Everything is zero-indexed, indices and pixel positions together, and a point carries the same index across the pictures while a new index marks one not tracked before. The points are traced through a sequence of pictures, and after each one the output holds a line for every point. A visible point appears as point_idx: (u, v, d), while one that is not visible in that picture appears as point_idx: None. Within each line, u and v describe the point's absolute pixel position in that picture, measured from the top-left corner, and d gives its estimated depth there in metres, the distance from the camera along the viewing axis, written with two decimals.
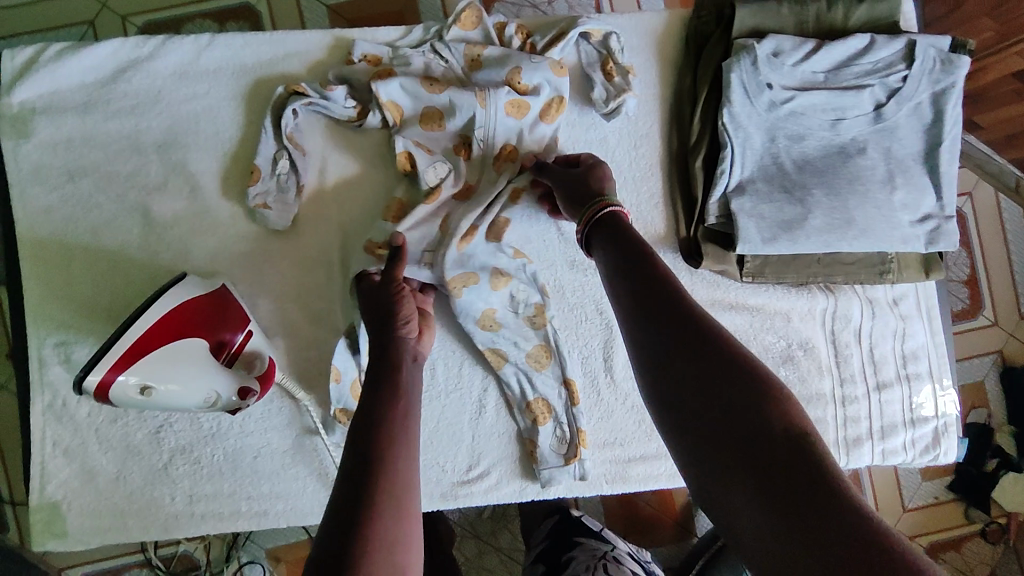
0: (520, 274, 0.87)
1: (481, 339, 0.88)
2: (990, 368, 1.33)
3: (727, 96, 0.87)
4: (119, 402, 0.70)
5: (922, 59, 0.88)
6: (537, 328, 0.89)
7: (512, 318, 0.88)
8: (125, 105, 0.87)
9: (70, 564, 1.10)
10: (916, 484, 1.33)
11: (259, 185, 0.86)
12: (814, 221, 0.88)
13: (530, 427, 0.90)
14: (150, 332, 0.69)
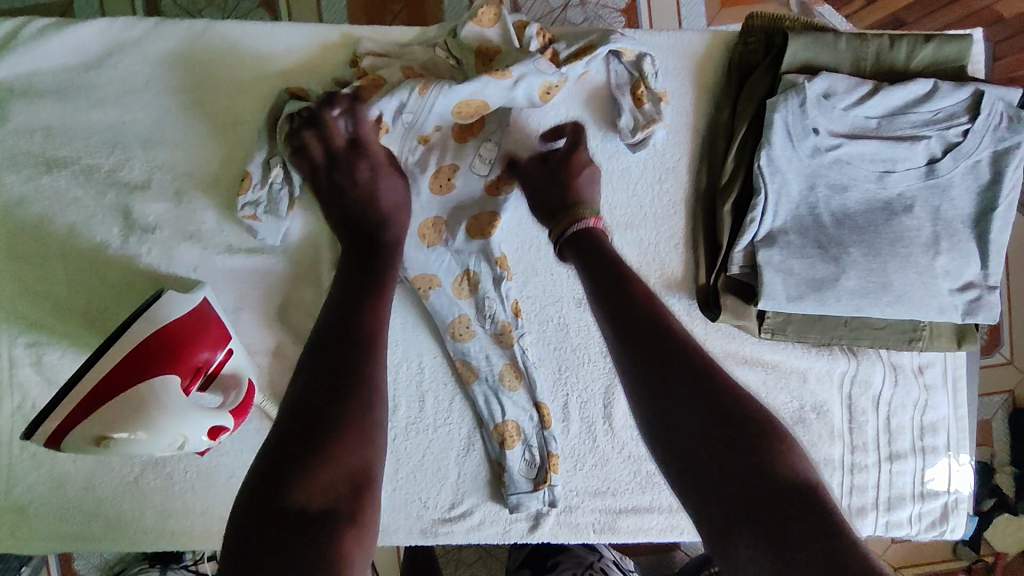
0: (488, 280, 0.81)
1: (470, 353, 0.83)
2: (998, 408, 1.37)
3: (768, 137, 0.79)
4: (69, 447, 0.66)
5: (989, 114, 0.80)
6: (503, 347, 0.83)
7: (486, 334, 0.82)
8: (111, 93, 0.80)
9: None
10: None
11: (249, 194, 0.78)
12: (847, 282, 0.81)
13: (500, 452, 0.84)
14: (104, 381, 0.64)
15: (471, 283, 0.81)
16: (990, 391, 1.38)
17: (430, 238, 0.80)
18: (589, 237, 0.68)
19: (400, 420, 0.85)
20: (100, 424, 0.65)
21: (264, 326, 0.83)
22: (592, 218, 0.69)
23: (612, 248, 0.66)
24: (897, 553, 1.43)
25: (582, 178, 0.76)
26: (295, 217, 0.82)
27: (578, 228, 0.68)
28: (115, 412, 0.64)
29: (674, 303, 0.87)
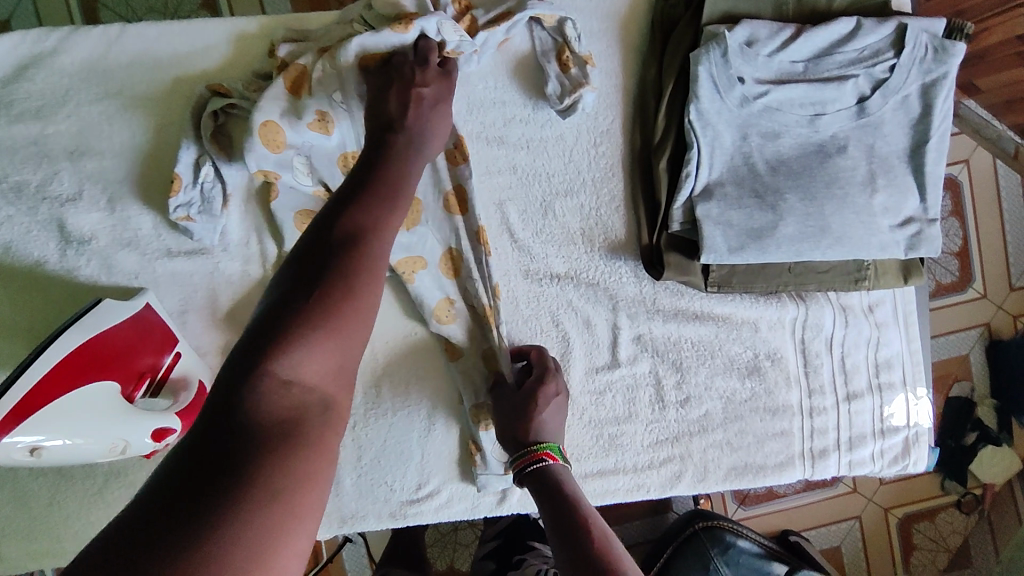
0: (470, 260, 0.82)
1: (452, 334, 0.84)
2: (975, 342, 1.39)
3: (694, 91, 0.79)
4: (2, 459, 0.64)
5: (914, 46, 0.79)
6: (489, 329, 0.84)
7: (468, 315, 0.84)
8: (30, 107, 0.79)
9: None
10: None
11: (180, 196, 0.78)
12: (786, 229, 0.81)
13: (473, 430, 0.84)
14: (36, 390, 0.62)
15: (455, 262, 0.82)
16: (965, 326, 1.38)
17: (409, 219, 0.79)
18: (545, 474, 0.71)
19: (359, 407, 0.86)
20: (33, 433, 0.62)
21: (212, 328, 0.83)
22: (546, 452, 0.73)
23: (566, 481, 0.70)
24: (888, 494, 1.45)
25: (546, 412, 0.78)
26: (230, 216, 0.82)
27: (534, 465, 0.72)
28: (51, 417, 0.63)
29: (620, 266, 0.87)
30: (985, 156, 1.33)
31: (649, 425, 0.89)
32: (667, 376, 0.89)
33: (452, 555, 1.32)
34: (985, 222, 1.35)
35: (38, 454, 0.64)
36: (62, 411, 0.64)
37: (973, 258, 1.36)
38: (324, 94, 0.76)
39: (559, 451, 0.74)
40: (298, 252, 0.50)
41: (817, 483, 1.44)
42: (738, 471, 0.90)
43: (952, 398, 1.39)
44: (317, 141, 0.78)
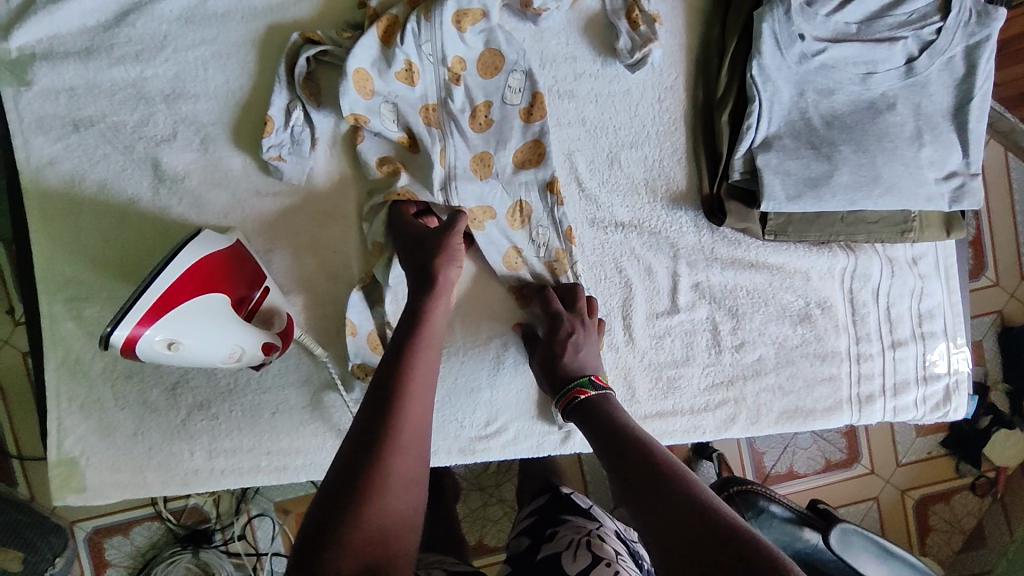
0: (539, 208, 0.87)
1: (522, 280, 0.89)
2: (989, 329, 1.45)
3: (758, 47, 0.84)
4: (141, 357, 0.65)
5: (959, 11, 0.86)
6: (557, 275, 0.89)
7: (540, 263, 0.89)
8: (130, 51, 0.84)
9: (83, 517, 1.17)
10: (911, 440, 1.48)
11: (273, 137, 0.83)
12: (840, 178, 0.86)
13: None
14: (181, 281, 0.65)
15: (524, 216, 0.87)
16: (984, 312, 1.45)
17: (481, 173, 0.86)
18: (585, 408, 0.77)
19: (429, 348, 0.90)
20: (176, 326, 0.64)
21: (294, 265, 0.87)
22: (581, 390, 0.79)
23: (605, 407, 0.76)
24: (905, 476, 1.47)
25: (569, 354, 0.83)
26: (316, 158, 0.87)
27: (572, 402, 0.78)
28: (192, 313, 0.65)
29: (681, 215, 0.92)
30: (997, 149, 1.41)
31: (705, 368, 0.93)
32: (723, 323, 0.93)
33: (482, 531, 1.36)
34: (998, 212, 1.43)
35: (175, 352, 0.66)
36: (195, 311, 0.66)
37: (986, 246, 1.44)
38: (414, 43, 0.81)
39: (591, 382, 0.80)
40: (367, 405, 0.61)
41: (836, 464, 1.47)
42: (789, 415, 0.94)
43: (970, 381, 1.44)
44: (402, 91, 0.83)
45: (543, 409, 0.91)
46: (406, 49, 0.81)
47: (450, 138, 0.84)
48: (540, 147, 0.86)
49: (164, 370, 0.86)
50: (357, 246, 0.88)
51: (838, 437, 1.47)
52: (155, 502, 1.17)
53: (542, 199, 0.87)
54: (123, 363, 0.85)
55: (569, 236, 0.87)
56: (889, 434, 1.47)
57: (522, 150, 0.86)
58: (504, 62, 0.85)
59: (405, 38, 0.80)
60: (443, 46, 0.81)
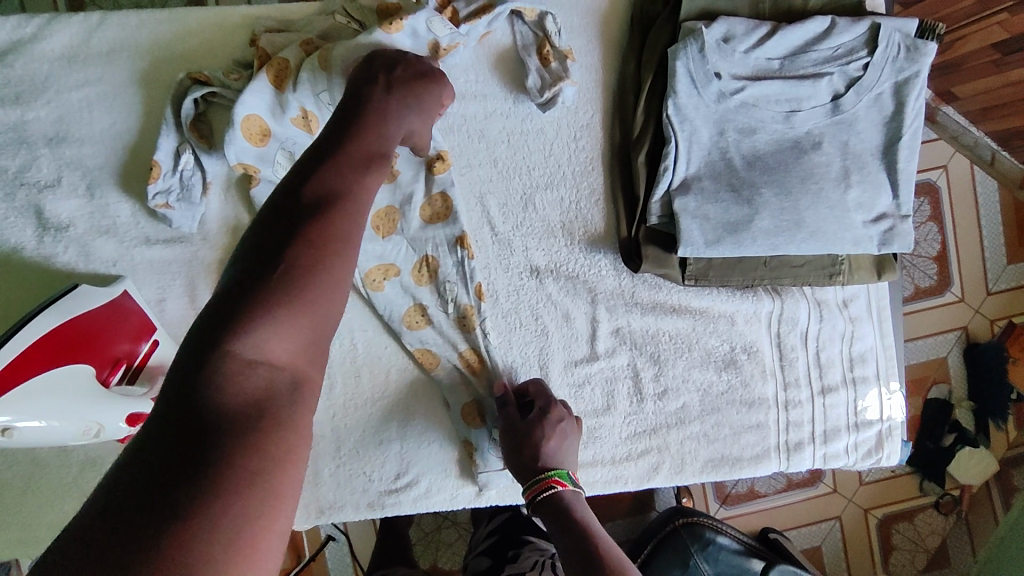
0: (448, 262, 0.82)
1: (426, 339, 0.84)
2: (953, 344, 1.38)
3: (672, 87, 0.80)
4: None
5: (886, 45, 0.81)
6: (466, 331, 0.83)
7: (447, 319, 0.83)
8: (9, 92, 0.79)
9: None
10: None
11: (159, 183, 0.78)
12: (761, 223, 0.82)
13: (466, 430, 0.86)
14: (16, 361, 0.63)
15: (431, 270, 0.82)
16: (944, 330, 1.38)
17: (384, 229, 0.80)
18: (557, 502, 0.73)
19: (337, 396, 0.86)
20: (12, 410, 0.63)
21: (191, 315, 0.83)
22: (556, 480, 0.74)
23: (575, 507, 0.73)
24: (867, 495, 1.43)
25: (551, 440, 0.79)
26: (209, 204, 0.83)
27: (544, 493, 0.74)
28: (18, 400, 0.63)
29: (599, 258, 0.88)
30: (962, 162, 1.33)
31: (627, 417, 0.90)
32: (645, 369, 0.90)
33: (435, 555, 1.23)
34: (964, 228, 1.35)
35: (40, 443, 0.66)
36: (39, 390, 0.64)
37: (951, 262, 1.36)
38: (308, 90, 0.77)
39: (567, 476, 0.75)
40: (268, 216, 0.48)
41: (800, 482, 1.43)
42: (714, 464, 0.91)
43: (932, 400, 1.39)
44: (301, 138, 0.80)
45: (460, 461, 0.88)
46: (300, 95, 0.77)
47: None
48: (446, 198, 0.82)
49: None
50: None
51: None
52: None
53: (451, 253, 0.82)
54: None
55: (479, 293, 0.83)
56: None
57: (431, 205, 0.82)
58: None
59: (299, 85, 0.76)
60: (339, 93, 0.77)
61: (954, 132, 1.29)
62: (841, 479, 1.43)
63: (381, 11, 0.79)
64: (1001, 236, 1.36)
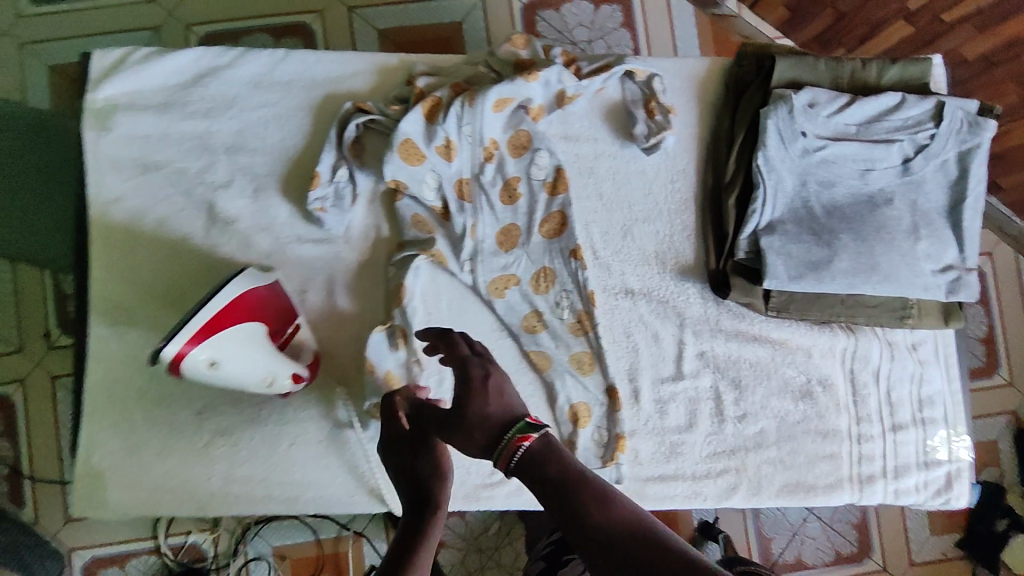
0: (564, 273, 0.96)
1: (544, 342, 0.95)
2: (1003, 429, 1.44)
3: (763, 141, 0.92)
4: (179, 373, 0.73)
5: (951, 120, 0.93)
6: (579, 335, 0.95)
7: (561, 323, 0.95)
8: (201, 108, 0.95)
9: (82, 545, 1.20)
10: (924, 539, 1.43)
11: (319, 190, 0.92)
12: (840, 263, 0.91)
13: (572, 430, 0.95)
14: (224, 310, 0.72)
15: (549, 280, 0.96)
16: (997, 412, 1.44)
17: (507, 244, 0.96)
18: (539, 460, 0.55)
19: (445, 391, 0.96)
20: (219, 349, 0.72)
21: (325, 308, 0.94)
22: (523, 436, 0.56)
23: (552, 456, 0.55)
24: None
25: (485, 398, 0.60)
26: (355, 212, 0.96)
27: (516, 457, 0.55)
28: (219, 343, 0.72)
29: (689, 287, 0.98)
30: (1007, 252, 1.46)
31: (709, 436, 0.97)
32: (727, 393, 0.97)
33: None
34: (1009, 312, 1.46)
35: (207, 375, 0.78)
36: (237, 338, 0.73)
37: (997, 347, 1.45)
38: (453, 122, 0.91)
39: (533, 426, 0.57)
40: None
41: (846, 559, 1.41)
42: (789, 489, 0.96)
43: (983, 483, 1.42)
44: (440, 164, 0.93)
45: None
46: (446, 125, 0.91)
47: (481, 213, 0.94)
48: (563, 217, 0.95)
49: (193, 396, 0.93)
50: (383, 293, 0.95)
51: (848, 530, 1.42)
52: (156, 535, 1.21)
53: (566, 264, 0.96)
54: (158, 385, 0.93)
55: (591, 299, 0.94)
56: (901, 528, 1.43)
57: (549, 222, 0.96)
58: (532, 142, 0.96)
59: (447, 117, 0.90)
60: (480, 125, 0.92)
61: (998, 221, 1.45)
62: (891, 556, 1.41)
63: (517, 65, 0.94)
64: None
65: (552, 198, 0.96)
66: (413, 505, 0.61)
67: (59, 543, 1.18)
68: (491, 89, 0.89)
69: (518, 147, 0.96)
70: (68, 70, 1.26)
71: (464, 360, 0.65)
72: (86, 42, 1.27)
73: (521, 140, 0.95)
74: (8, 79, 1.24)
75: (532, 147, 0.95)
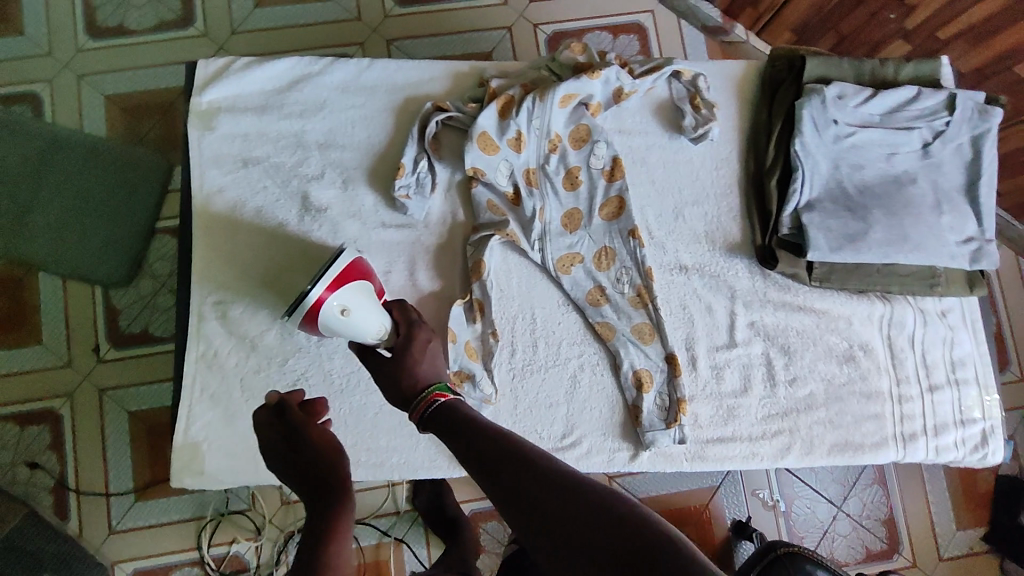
0: (623, 252, 1.04)
1: (609, 315, 1.03)
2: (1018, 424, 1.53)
3: (800, 129, 1.03)
4: (315, 323, 0.80)
5: (963, 108, 1.05)
6: (638, 308, 1.03)
7: (622, 297, 1.04)
8: (295, 109, 1.05)
9: (125, 558, 1.26)
10: (951, 534, 1.48)
11: (403, 179, 1.01)
12: (875, 235, 1.01)
13: (635, 395, 1.02)
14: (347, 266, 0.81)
15: (609, 258, 1.04)
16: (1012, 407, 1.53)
17: (571, 226, 1.05)
18: (445, 409, 0.71)
19: (518, 361, 1.04)
20: (348, 296, 0.80)
21: (407, 286, 1.03)
22: (438, 393, 0.74)
23: (456, 405, 0.72)
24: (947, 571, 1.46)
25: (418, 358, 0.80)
26: (434, 200, 1.05)
27: (430, 406, 0.73)
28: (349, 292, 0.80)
29: (737, 263, 1.08)
30: (1008, 254, 1.57)
31: (761, 400, 1.04)
32: (777, 358, 1.06)
33: None
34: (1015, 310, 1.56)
35: (322, 335, 0.83)
36: (359, 291, 0.81)
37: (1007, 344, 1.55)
38: (525, 116, 1.01)
39: (449, 388, 0.76)
40: None
41: (877, 557, 1.46)
42: (839, 447, 1.03)
43: (1004, 477, 1.50)
44: (512, 155, 1.03)
45: (617, 429, 1.03)
46: (518, 119, 1.01)
47: (548, 199, 1.04)
48: (621, 201, 1.05)
49: (288, 368, 1.00)
50: (461, 272, 1.04)
51: (877, 526, 1.47)
52: (199, 547, 1.27)
53: (625, 243, 1.04)
54: (255, 359, 1.00)
55: (649, 274, 1.03)
56: (929, 526, 1.48)
57: (609, 206, 1.05)
58: (591, 135, 1.06)
59: (519, 112, 1.01)
60: (548, 119, 1.02)
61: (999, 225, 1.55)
62: (921, 550, 1.47)
63: (578, 68, 1.05)
64: None
65: (610, 184, 1.06)
66: (321, 478, 0.67)
67: (103, 557, 1.25)
68: (559, 86, 1.00)
69: (579, 139, 1.06)
70: (123, 100, 1.37)
71: (422, 343, 0.82)
72: (141, 74, 1.39)
73: (581, 133, 1.06)
74: (69, 108, 1.36)
75: (592, 139, 1.05)
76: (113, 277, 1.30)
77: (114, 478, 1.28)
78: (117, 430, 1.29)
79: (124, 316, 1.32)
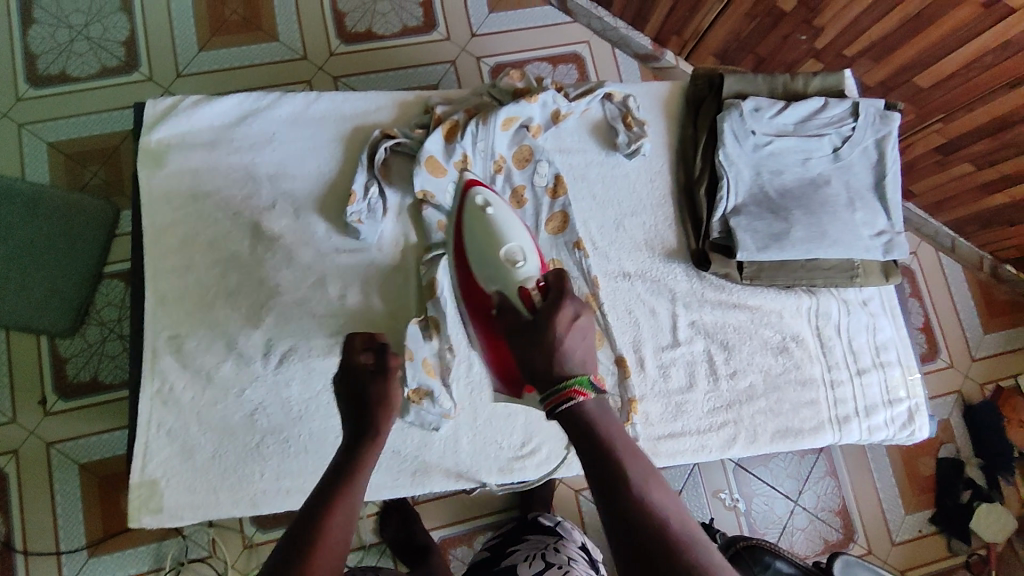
0: (570, 263, 1.10)
1: None
2: (952, 407, 1.63)
3: (721, 141, 1.12)
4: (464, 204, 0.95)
5: (866, 114, 1.15)
6: None
7: None
8: (245, 143, 1.08)
9: None
10: (901, 519, 1.57)
11: (355, 205, 1.05)
12: (796, 233, 1.10)
13: None
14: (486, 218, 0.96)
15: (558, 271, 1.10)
16: (945, 392, 1.64)
17: None
18: (573, 409, 0.65)
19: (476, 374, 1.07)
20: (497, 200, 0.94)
21: (364, 309, 1.06)
22: (579, 389, 0.65)
23: (594, 413, 0.65)
24: (900, 555, 1.54)
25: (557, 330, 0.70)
26: (386, 223, 1.09)
27: (564, 401, 0.65)
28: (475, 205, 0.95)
29: (675, 267, 1.15)
30: (929, 249, 1.70)
31: (707, 395, 1.10)
32: (717, 354, 1.12)
33: None
34: (940, 301, 1.69)
35: (475, 232, 0.91)
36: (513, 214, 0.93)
37: (935, 334, 1.66)
38: (469, 140, 1.07)
39: (591, 384, 0.67)
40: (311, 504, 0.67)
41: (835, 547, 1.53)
42: (781, 434, 1.10)
43: (943, 459, 1.60)
44: (459, 177, 1.07)
45: None
46: (463, 142, 1.07)
47: None
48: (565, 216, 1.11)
49: (244, 399, 1.01)
50: (415, 291, 1.08)
51: (832, 517, 1.54)
52: None
53: (571, 255, 1.10)
54: (211, 391, 1.00)
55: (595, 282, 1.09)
56: (879, 513, 1.56)
57: (553, 221, 1.11)
58: (533, 155, 1.12)
59: (463, 136, 1.06)
60: (492, 141, 1.08)
61: (916, 224, 1.69)
62: (873, 536, 1.54)
63: (516, 93, 1.12)
64: (973, 308, 1.69)
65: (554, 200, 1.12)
66: (362, 421, 0.79)
67: None
68: (498, 111, 1.06)
69: (523, 159, 1.12)
70: (66, 146, 1.38)
71: (571, 321, 0.71)
72: (85, 120, 1.40)
73: (524, 153, 1.12)
74: (10, 158, 1.36)
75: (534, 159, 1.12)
76: (57, 326, 1.29)
77: (63, 535, 1.24)
78: (65, 484, 1.26)
79: (72, 365, 1.30)
